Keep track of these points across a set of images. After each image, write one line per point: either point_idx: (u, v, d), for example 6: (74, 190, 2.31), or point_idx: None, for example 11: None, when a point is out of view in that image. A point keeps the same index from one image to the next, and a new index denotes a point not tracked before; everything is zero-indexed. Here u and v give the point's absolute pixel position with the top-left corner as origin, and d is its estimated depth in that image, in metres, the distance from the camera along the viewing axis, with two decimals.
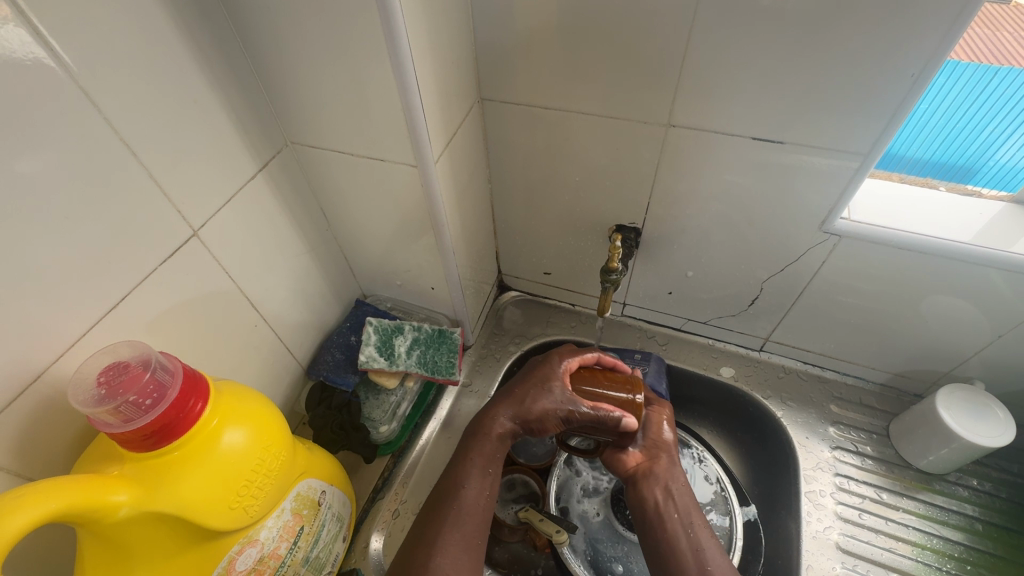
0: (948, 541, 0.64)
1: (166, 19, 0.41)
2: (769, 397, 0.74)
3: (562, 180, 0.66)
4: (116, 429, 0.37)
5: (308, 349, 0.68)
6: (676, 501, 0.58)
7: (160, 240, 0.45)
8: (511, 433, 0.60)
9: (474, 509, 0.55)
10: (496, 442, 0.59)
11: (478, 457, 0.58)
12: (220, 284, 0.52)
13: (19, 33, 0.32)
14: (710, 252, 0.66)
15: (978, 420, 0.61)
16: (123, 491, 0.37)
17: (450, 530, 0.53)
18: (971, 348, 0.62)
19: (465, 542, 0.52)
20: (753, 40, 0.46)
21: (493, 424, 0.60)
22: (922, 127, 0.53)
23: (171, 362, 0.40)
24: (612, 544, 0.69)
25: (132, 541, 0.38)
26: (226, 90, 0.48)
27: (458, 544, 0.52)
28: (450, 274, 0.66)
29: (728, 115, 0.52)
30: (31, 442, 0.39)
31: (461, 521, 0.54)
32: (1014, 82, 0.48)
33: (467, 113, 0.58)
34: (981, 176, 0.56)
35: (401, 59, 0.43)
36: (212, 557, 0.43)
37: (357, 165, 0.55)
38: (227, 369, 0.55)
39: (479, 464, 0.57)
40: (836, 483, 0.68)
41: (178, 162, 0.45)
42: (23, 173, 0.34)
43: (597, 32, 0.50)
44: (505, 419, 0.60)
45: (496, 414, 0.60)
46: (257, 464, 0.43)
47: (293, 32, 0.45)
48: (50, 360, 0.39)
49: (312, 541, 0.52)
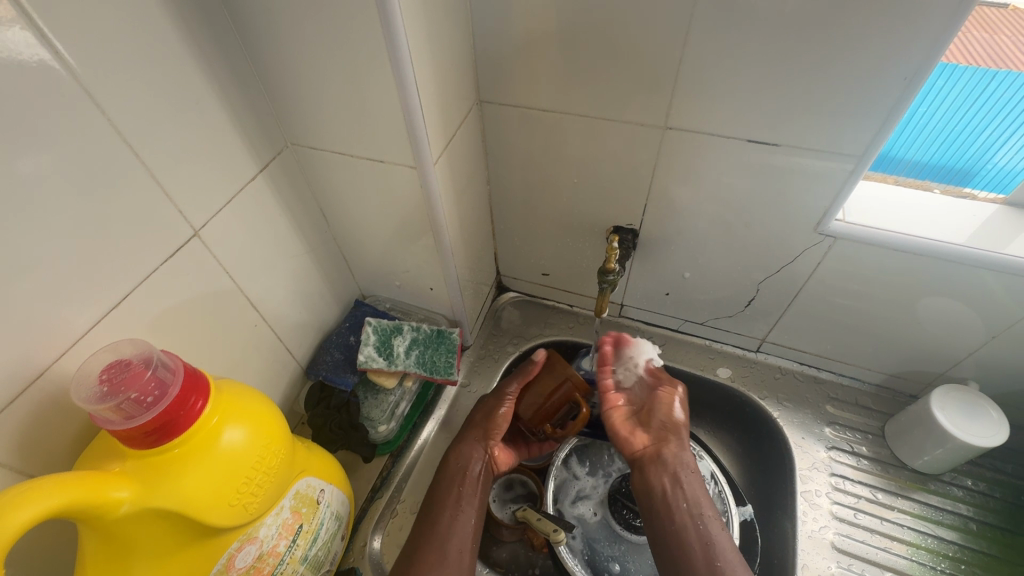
0: (942, 541, 0.64)
1: (168, 21, 0.41)
2: (765, 398, 0.75)
3: (560, 182, 0.66)
4: (118, 426, 0.37)
5: (308, 349, 0.69)
6: (685, 491, 0.59)
7: (162, 240, 0.45)
8: (485, 467, 0.64)
9: (453, 534, 0.59)
10: (470, 475, 0.63)
11: (453, 487, 0.62)
12: (220, 284, 0.52)
13: (24, 34, 0.33)
14: (707, 254, 0.67)
15: (972, 420, 0.61)
16: (124, 487, 0.38)
17: (434, 551, 0.57)
18: (965, 349, 0.63)
19: (448, 561, 0.57)
20: (748, 43, 0.47)
21: (467, 460, 0.64)
22: (920, 129, 0.54)
23: (172, 360, 0.41)
24: (609, 544, 0.70)
25: (133, 537, 0.39)
26: (228, 92, 0.48)
27: (440, 563, 0.56)
28: (448, 275, 0.66)
29: (724, 118, 0.53)
30: (34, 439, 0.39)
31: (444, 543, 0.58)
32: (1013, 85, 0.49)
33: (465, 115, 0.59)
34: (979, 180, 0.57)
35: (401, 61, 0.44)
36: (211, 554, 0.43)
37: (357, 166, 0.56)
38: (227, 369, 0.56)
39: (454, 493, 0.62)
40: (832, 483, 0.68)
41: (180, 163, 0.45)
42: (26, 172, 0.35)
43: (594, 35, 0.51)
44: (475, 456, 0.64)
45: (467, 451, 0.64)
46: (257, 461, 0.44)
47: (294, 35, 0.46)
48: (52, 358, 0.39)
49: (311, 539, 0.52)
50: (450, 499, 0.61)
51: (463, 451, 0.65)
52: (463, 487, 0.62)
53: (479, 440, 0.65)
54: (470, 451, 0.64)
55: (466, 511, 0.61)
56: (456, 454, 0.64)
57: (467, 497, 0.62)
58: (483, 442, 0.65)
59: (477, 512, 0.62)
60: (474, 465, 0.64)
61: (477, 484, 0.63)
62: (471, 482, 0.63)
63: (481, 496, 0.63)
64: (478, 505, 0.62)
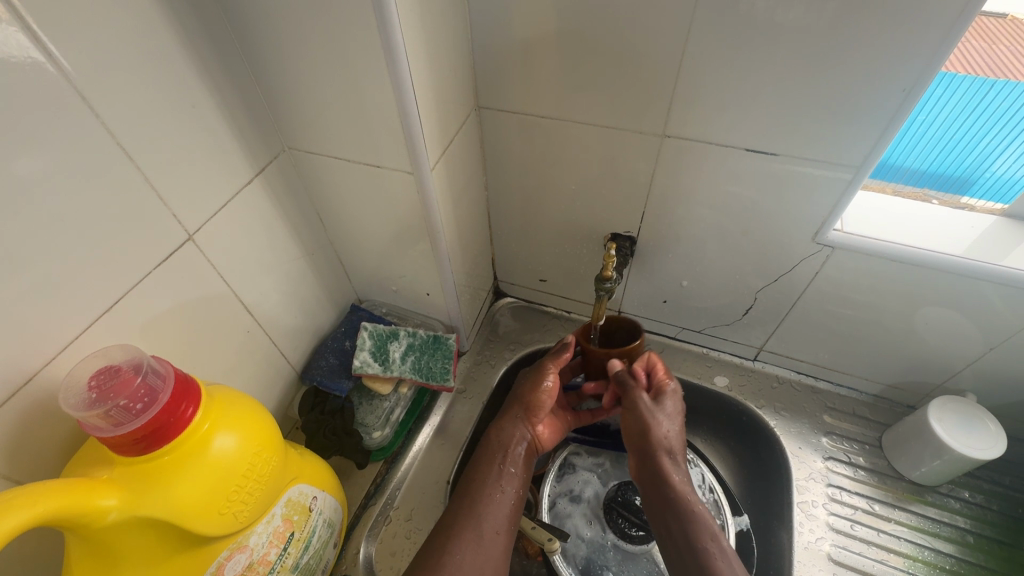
0: (940, 553, 0.64)
1: (164, 25, 0.41)
2: (761, 407, 0.74)
3: (558, 188, 0.66)
4: (106, 434, 0.37)
5: (302, 354, 0.68)
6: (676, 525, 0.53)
7: (156, 243, 0.45)
8: (523, 443, 0.63)
9: (496, 514, 0.56)
10: (511, 453, 0.62)
11: (493, 462, 0.60)
12: (214, 288, 0.52)
13: (17, 35, 0.33)
14: (705, 261, 0.66)
15: (968, 431, 0.61)
16: (112, 495, 0.37)
17: (470, 530, 0.54)
18: (964, 360, 0.62)
19: (483, 542, 0.54)
20: (746, 51, 0.46)
21: (512, 440, 0.63)
22: (918, 139, 0.54)
23: (163, 366, 0.40)
24: (602, 553, 0.69)
25: (119, 546, 0.38)
26: (224, 96, 0.48)
27: (476, 544, 0.53)
28: (445, 281, 0.66)
29: (723, 126, 0.52)
30: (22, 446, 0.39)
31: (480, 523, 0.55)
32: (1011, 95, 0.48)
33: (463, 121, 0.59)
34: (976, 189, 0.57)
35: (399, 66, 0.44)
36: (200, 562, 0.43)
37: (354, 171, 0.56)
38: (219, 373, 0.55)
39: (495, 469, 0.60)
40: (828, 493, 0.68)
41: (175, 167, 0.45)
42: (16, 174, 0.35)
43: (593, 41, 0.51)
44: (519, 434, 0.63)
45: (511, 431, 0.64)
46: (248, 469, 0.43)
47: (292, 40, 0.45)
48: (42, 363, 0.39)
49: (303, 547, 0.52)
50: (491, 474, 0.59)
51: (506, 429, 0.64)
52: (505, 464, 0.61)
53: (521, 418, 0.65)
54: (513, 428, 0.64)
55: (506, 491, 0.59)
56: (500, 430, 0.63)
57: (508, 475, 0.60)
58: (525, 419, 0.65)
59: (516, 494, 0.59)
60: (514, 435, 0.63)
61: (519, 463, 0.61)
62: (513, 453, 0.62)
63: (521, 478, 0.61)
64: (519, 486, 0.60)
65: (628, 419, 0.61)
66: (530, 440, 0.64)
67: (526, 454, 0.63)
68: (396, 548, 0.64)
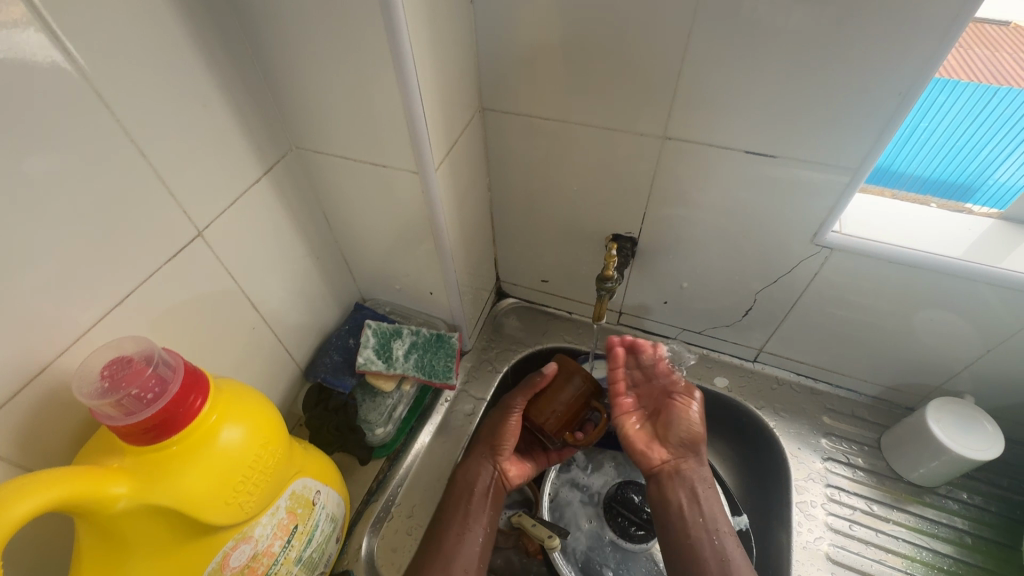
0: (937, 554, 0.64)
1: (178, 27, 0.42)
2: (761, 408, 0.75)
3: (560, 189, 0.67)
4: (117, 422, 0.37)
5: (307, 351, 0.69)
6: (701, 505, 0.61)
7: (167, 239, 0.46)
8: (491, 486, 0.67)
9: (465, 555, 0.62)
10: (478, 492, 0.66)
11: (461, 502, 0.65)
12: (221, 284, 0.53)
13: (37, 36, 0.34)
14: (704, 262, 0.67)
15: (966, 432, 0.61)
16: (122, 483, 0.38)
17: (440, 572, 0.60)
18: (960, 362, 0.63)
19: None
20: (745, 55, 0.47)
21: (475, 479, 0.66)
22: (921, 145, 0.55)
23: (173, 358, 0.41)
24: (601, 550, 0.69)
25: (128, 533, 0.39)
26: (234, 95, 0.49)
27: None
28: (448, 280, 0.67)
29: (722, 129, 0.53)
30: (33, 435, 0.40)
31: (450, 562, 0.61)
32: (1014, 102, 0.49)
33: (467, 122, 0.60)
34: (980, 196, 0.58)
35: (405, 68, 0.45)
36: (206, 552, 0.43)
37: (359, 170, 0.57)
38: (225, 369, 0.56)
39: (462, 509, 0.65)
40: (827, 494, 0.68)
41: (186, 165, 0.46)
42: (33, 169, 0.36)
43: (596, 45, 0.52)
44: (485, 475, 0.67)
45: (476, 469, 0.67)
46: (254, 460, 0.44)
47: (303, 43, 0.47)
48: (55, 354, 0.40)
49: (306, 540, 0.53)
50: (458, 516, 0.64)
51: (471, 467, 0.67)
52: (472, 503, 0.65)
53: (487, 456, 0.67)
54: (478, 467, 0.67)
55: (474, 529, 0.64)
56: (465, 469, 0.67)
57: (474, 515, 0.65)
58: (491, 457, 0.67)
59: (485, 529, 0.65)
60: (481, 476, 0.66)
61: (485, 499, 0.66)
62: (482, 497, 0.65)
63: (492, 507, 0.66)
64: (487, 522, 0.65)
65: (666, 435, 0.65)
66: (497, 478, 0.67)
67: (494, 492, 0.67)
68: (397, 544, 0.65)
